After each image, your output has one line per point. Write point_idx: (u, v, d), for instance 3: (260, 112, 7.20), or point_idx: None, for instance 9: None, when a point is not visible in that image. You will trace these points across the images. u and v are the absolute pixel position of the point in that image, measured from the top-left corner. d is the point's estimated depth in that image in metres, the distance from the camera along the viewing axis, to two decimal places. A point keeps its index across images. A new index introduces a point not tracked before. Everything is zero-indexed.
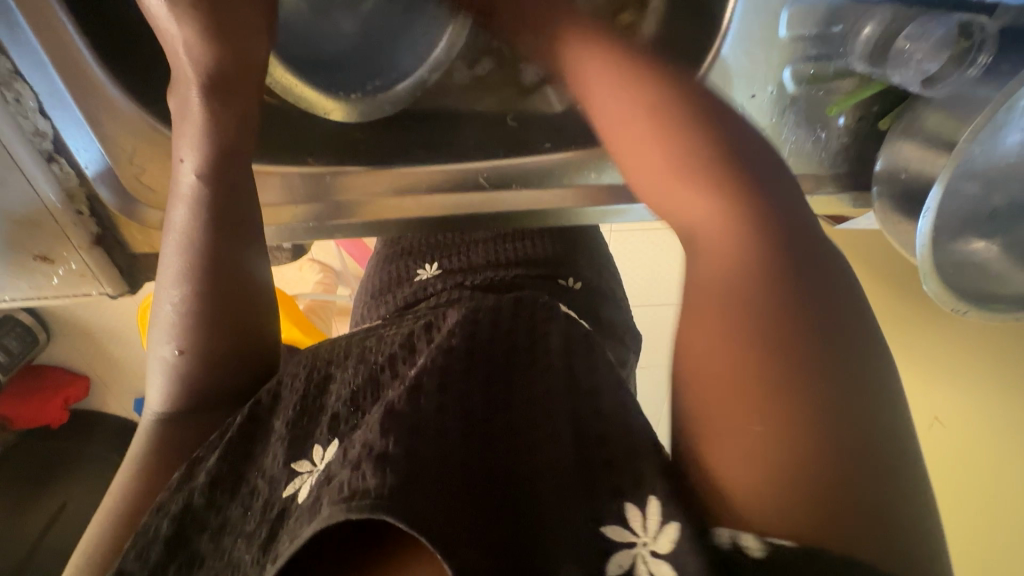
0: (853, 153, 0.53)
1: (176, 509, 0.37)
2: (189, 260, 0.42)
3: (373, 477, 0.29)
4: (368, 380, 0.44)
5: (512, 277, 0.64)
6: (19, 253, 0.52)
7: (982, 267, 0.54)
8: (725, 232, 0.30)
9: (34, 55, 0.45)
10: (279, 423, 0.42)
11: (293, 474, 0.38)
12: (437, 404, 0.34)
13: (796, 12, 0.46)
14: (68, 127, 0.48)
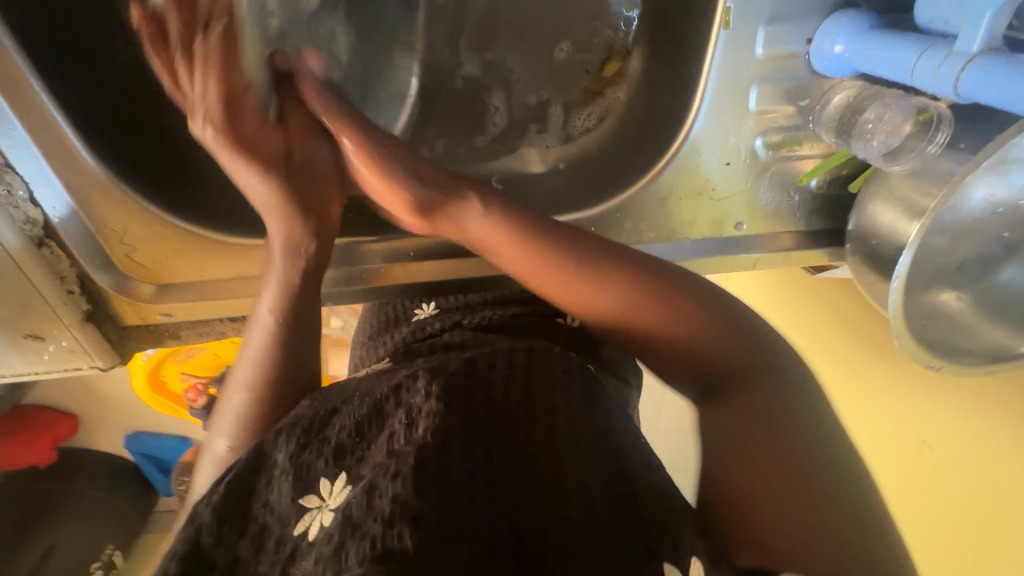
0: (826, 213, 0.55)
1: (183, 552, 0.41)
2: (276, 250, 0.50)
3: (409, 538, 0.34)
4: (374, 411, 0.47)
5: (511, 317, 0.63)
6: (11, 332, 0.52)
7: (950, 319, 0.56)
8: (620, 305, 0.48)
9: (24, 146, 0.46)
10: (280, 455, 0.45)
11: (302, 510, 0.41)
12: (466, 466, 0.40)
13: (765, 88, 0.48)
14: (56, 208, 0.49)
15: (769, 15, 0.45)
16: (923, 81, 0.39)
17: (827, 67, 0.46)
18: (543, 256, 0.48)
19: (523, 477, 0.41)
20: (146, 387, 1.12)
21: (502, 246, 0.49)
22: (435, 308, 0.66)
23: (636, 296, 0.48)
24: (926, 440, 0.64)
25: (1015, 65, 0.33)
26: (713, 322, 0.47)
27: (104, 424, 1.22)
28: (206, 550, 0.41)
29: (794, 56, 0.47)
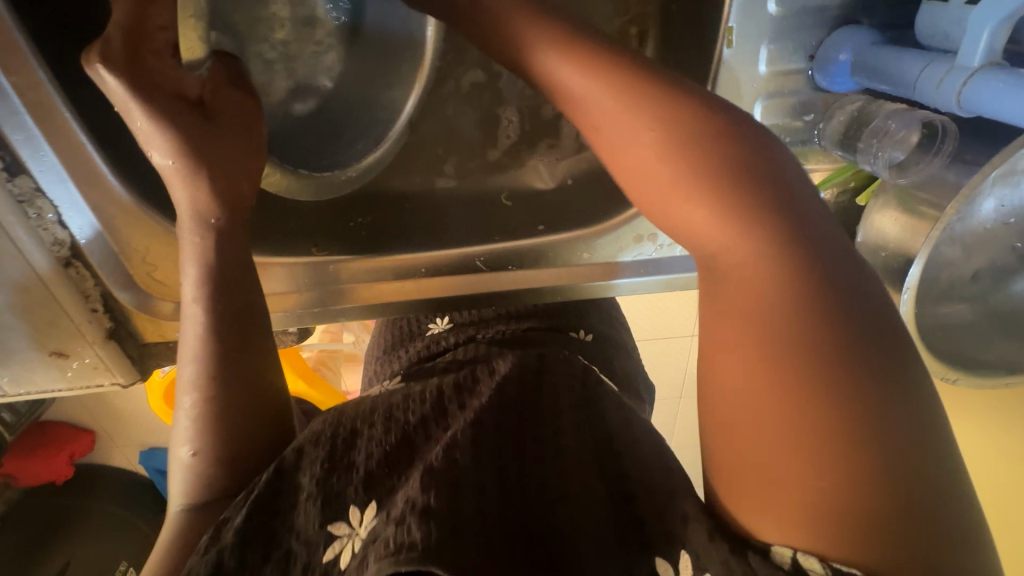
0: (837, 227, 0.55)
1: (206, 571, 0.39)
2: (209, 263, 0.45)
3: (418, 531, 0.36)
4: (403, 443, 0.48)
5: (523, 330, 0.64)
6: (38, 350, 0.54)
7: (967, 331, 0.56)
8: (726, 235, 0.28)
9: (56, 171, 0.48)
10: (306, 480, 0.45)
11: (332, 538, 0.42)
12: (474, 466, 0.42)
13: (769, 103, 0.48)
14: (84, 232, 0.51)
15: (773, 34, 0.46)
16: (927, 95, 0.39)
17: (831, 82, 0.46)
18: (678, 139, 0.29)
19: (530, 492, 0.43)
20: (161, 403, 1.13)
21: (588, 105, 0.32)
22: (449, 322, 0.67)
23: (702, 176, 0.28)
24: None
25: (1015, 79, 0.33)
26: (813, 279, 0.26)
27: (121, 438, 1.25)
28: (229, 572, 0.40)
29: (797, 73, 0.47)
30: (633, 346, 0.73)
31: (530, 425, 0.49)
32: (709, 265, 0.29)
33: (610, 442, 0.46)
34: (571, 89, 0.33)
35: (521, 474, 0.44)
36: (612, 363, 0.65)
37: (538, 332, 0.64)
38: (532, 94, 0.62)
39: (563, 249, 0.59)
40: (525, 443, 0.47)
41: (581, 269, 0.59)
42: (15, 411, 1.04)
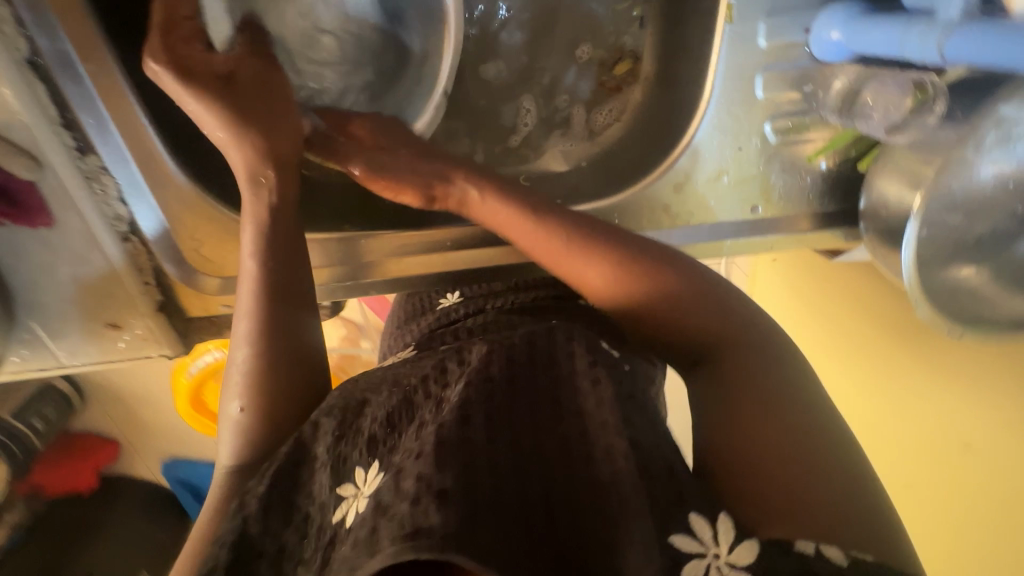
0: (837, 193, 0.58)
1: (232, 539, 0.43)
2: (263, 233, 0.51)
3: (436, 515, 0.38)
4: (403, 402, 0.50)
5: (532, 299, 0.66)
6: (94, 321, 0.58)
7: (972, 293, 0.58)
8: (614, 281, 0.55)
9: (118, 151, 0.52)
10: (319, 450, 0.48)
11: (340, 497, 0.45)
12: (485, 438, 0.44)
13: (769, 76, 0.52)
14: (147, 219, 0.56)
15: (768, 9, 0.50)
16: (913, 53, 0.42)
17: (825, 53, 0.50)
18: (581, 238, 0.55)
19: (543, 455, 0.45)
20: (189, 407, 1.17)
21: (538, 248, 0.56)
22: (460, 296, 0.69)
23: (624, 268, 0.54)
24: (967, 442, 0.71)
25: (991, 28, 0.37)
26: (692, 279, 0.55)
27: (146, 445, 1.28)
28: (253, 537, 0.43)
29: (796, 45, 0.51)
30: None
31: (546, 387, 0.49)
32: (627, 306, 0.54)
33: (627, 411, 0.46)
34: (498, 217, 0.57)
35: (534, 437, 0.46)
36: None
37: (547, 300, 0.66)
38: (547, 83, 0.67)
39: None
40: (540, 405, 0.48)
41: None
42: (45, 418, 1.08)
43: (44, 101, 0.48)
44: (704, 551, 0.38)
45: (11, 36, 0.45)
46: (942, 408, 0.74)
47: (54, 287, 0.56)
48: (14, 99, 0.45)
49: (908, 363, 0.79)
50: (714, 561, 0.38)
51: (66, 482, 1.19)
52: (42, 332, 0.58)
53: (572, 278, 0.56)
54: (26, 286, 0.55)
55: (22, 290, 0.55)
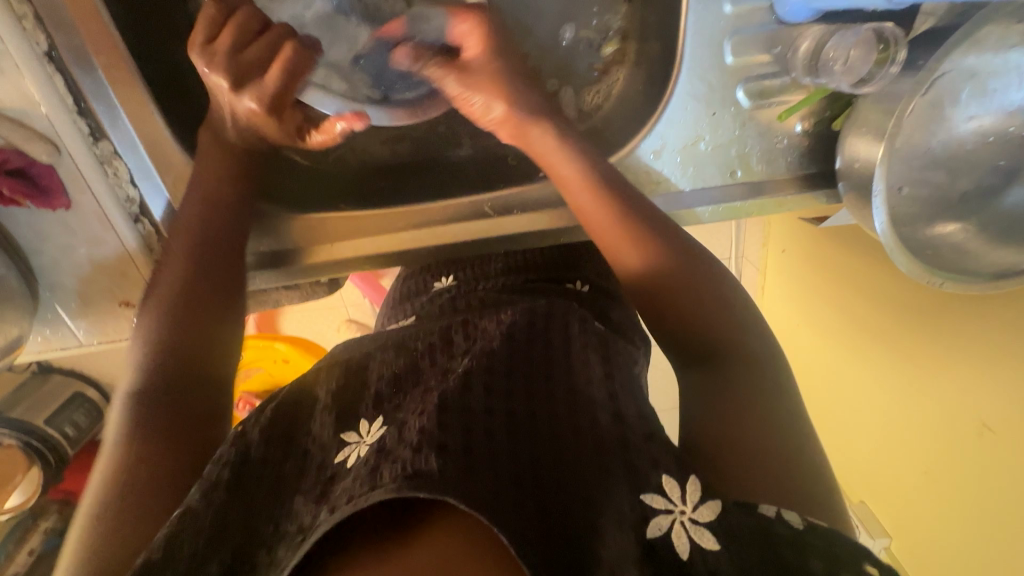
0: (814, 155, 0.59)
1: (234, 461, 0.45)
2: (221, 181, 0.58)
3: (436, 462, 0.38)
4: (411, 364, 0.53)
5: (523, 282, 0.68)
6: (108, 300, 0.62)
7: (953, 248, 0.58)
8: (655, 252, 0.54)
9: (129, 139, 0.57)
10: (323, 395, 0.51)
11: (344, 442, 0.46)
12: (485, 406, 0.44)
13: (737, 41, 0.54)
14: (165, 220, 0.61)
15: None
16: None
17: (790, 11, 0.52)
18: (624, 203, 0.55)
19: (536, 421, 0.45)
20: None
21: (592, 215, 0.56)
22: (452, 281, 0.70)
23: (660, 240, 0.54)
24: (987, 423, 0.71)
25: None
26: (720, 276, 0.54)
27: None
28: (252, 462, 0.46)
29: (761, 10, 0.52)
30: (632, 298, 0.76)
31: (541, 363, 0.51)
32: (661, 282, 0.53)
33: (615, 399, 0.48)
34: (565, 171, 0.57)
35: (528, 406, 0.46)
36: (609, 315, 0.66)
37: (538, 284, 0.68)
38: None
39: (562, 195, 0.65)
40: (534, 378, 0.49)
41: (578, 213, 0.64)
42: (77, 426, 1.02)
43: (61, 90, 0.52)
44: (670, 509, 0.39)
45: (32, 29, 0.49)
46: (962, 385, 0.75)
47: (73, 266, 0.60)
48: (34, 87, 0.50)
49: (934, 340, 0.79)
50: (679, 518, 0.38)
51: None
52: (63, 311, 0.63)
53: (608, 238, 0.56)
54: (48, 267, 0.60)
55: (44, 269, 0.60)
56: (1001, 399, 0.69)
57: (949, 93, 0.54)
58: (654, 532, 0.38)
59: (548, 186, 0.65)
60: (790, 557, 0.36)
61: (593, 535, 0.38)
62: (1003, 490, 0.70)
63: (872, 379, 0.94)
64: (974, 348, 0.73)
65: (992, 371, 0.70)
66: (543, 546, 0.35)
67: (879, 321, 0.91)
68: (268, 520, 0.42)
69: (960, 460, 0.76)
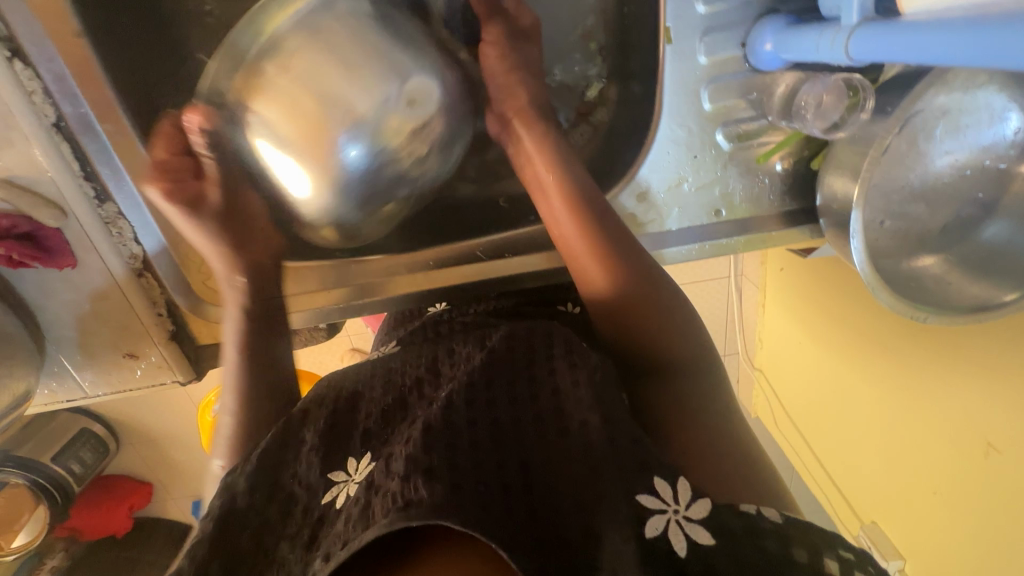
0: (797, 192, 0.61)
1: (217, 513, 0.48)
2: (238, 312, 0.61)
3: (425, 489, 0.40)
4: (398, 399, 0.55)
5: (513, 305, 0.67)
6: (114, 352, 0.64)
7: (935, 281, 0.59)
8: (614, 278, 0.57)
9: (132, 198, 0.59)
10: (309, 435, 0.53)
11: (330, 482, 0.49)
12: (472, 436, 0.46)
13: (713, 89, 0.56)
14: (150, 243, 0.61)
15: (704, 28, 0.53)
16: (825, 55, 0.44)
17: (761, 62, 0.53)
18: (587, 231, 0.57)
19: (526, 436, 0.47)
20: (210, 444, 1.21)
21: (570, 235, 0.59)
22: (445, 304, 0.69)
23: (619, 267, 0.57)
24: (992, 441, 0.71)
25: (885, 30, 0.38)
26: (672, 311, 0.57)
27: (172, 486, 1.34)
28: (239, 511, 0.48)
29: (734, 60, 0.54)
30: None
31: (525, 372, 0.52)
32: (621, 305, 0.56)
33: (600, 395, 0.48)
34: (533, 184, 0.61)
35: (514, 426, 0.48)
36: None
37: (528, 307, 0.67)
38: None
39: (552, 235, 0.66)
40: (520, 398, 0.50)
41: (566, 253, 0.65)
42: (82, 463, 1.15)
43: (68, 158, 0.54)
44: (664, 508, 0.39)
45: (41, 104, 0.52)
46: (968, 393, 0.75)
47: (79, 321, 0.62)
48: (46, 161, 0.53)
49: (949, 350, 0.78)
50: (673, 516, 0.39)
51: (104, 526, 1.30)
52: (68, 364, 0.64)
53: (577, 261, 0.58)
54: (53, 322, 0.61)
55: (49, 325, 0.62)
56: (1014, 409, 0.67)
57: (922, 132, 0.55)
58: (651, 532, 0.38)
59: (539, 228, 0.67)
60: (774, 550, 0.37)
61: (593, 541, 0.40)
62: (1011, 504, 0.69)
63: (872, 388, 0.94)
64: (989, 357, 0.71)
65: (1007, 386, 0.68)
66: (535, 554, 0.38)
67: (891, 330, 0.89)
68: (255, 569, 0.46)
69: (963, 473, 0.76)
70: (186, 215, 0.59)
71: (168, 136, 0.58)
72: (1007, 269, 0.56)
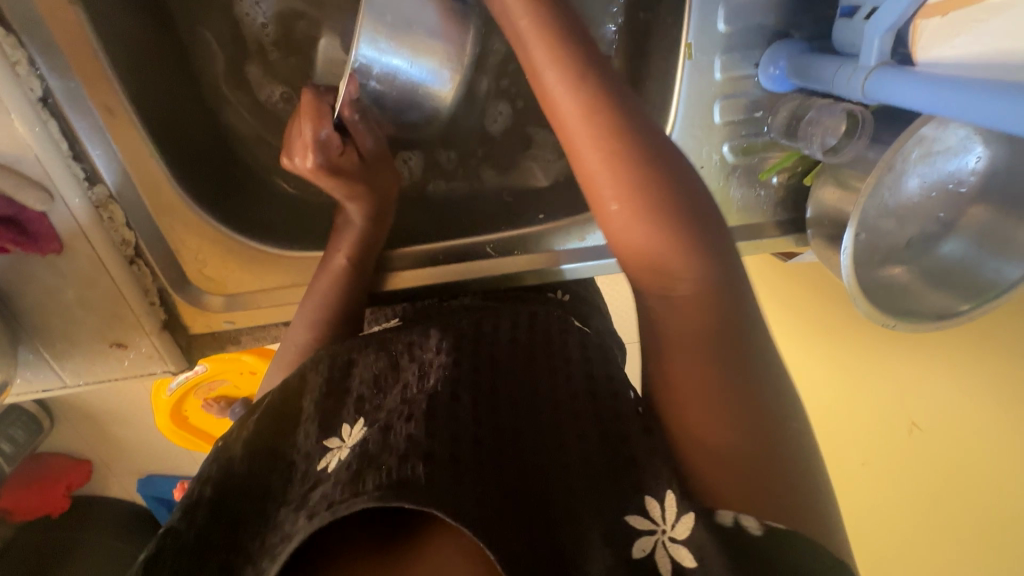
0: (787, 204, 0.65)
1: (216, 478, 0.49)
2: (353, 242, 0.61)
3: (421, 470, 0.39)
4: (389, 365, 0.54)
5: (507, 290, 0.66)
6: (99, 340, 0.61)
7: (902, 289, 0.66)
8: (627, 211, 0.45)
9: (125, 180, 0.55)
10: (307, 404, 0.53)
11: (326, 449, 0.48)
12: (472, 417, 0.45)
13: (726, 104, 0.58)
14: (134, 216, 0.57)
15: (724, 47, 0.55)
16: (841, 90, 0.47)
17: (770, 82, 0.55)
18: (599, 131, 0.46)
19: (523, 430, 0.46)
20: (169, 423, 1.16)
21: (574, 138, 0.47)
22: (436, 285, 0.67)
23: (650, 194, 0.45)
24: (916, 420, 0.78)
25: (904, 75, 0.41)
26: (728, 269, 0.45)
27: (117, 461, 1.27)
28: (234, 476, 0.49)
29: (746, 78, 0.57)
30: (605, 310, 0.77)
31: (532, 360, 0.53)
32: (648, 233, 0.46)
33: (592, 378, 0.51)
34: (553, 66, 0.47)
35: (512, 411, 0.47)
36: (588, 321, 0.69)
37: (522, 292, 0.66)
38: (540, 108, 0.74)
39: (559, 231, 0.68)
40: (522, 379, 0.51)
41: (573, 249, 0.67)
42: (14, 441, 1.08)
43: (55, 136, 0.50)
44: (653, 529, 0.40)
45: (26, 76, 0.48)
46: (910, 377, 0.80)
47: (58, 306, 0.57)
48: (31, 138, 0.48)
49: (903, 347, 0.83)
50: (660, 537, 0.40)
51: (37, 506, 1.21)
52: (46, 353, 0.60)
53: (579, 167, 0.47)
54: (29, 307, 0.57)
55: (26, 312, 0.57)
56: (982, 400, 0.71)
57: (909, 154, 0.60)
58: (638, 554, 0.39)
59: (546, 226, 0.68)
60: None
61: (581, 545, 0.40)
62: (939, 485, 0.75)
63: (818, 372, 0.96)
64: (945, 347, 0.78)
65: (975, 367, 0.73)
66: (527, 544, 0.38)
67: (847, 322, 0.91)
68: (253, 534, 0.46)
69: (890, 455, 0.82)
70: (354, 175, 0.58)
71: (314, 121, 0.56)
72: (962, 282, 0.64)
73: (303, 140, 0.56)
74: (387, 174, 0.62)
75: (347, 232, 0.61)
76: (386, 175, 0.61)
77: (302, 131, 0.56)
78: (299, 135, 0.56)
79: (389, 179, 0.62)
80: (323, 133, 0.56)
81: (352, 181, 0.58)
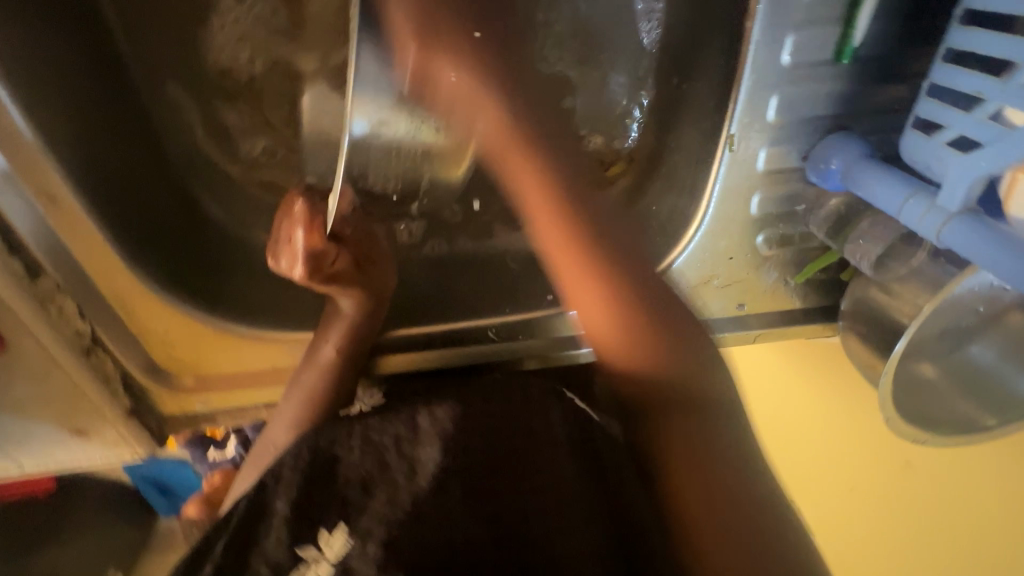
0: (822, 295, 0.59)
1: None
2: (347, 335, 0.57)
3: None
4: (375, 465, 0.49)
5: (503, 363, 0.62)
6: (58, 429, 0.55)
7: (931, 390, 0.60)
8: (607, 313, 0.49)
9: (74, 267, 0.48)
10: (281, 506, 0.48)
11: (301, 559, 0.47)
12: (462, 534, 0.46)
13: (764, 197, 0.51)
14: (88, 303, 0.50)
15: (769, 140, 0.48)
16: (908, 223, 0.41)
17: (822, 180, 0.47)
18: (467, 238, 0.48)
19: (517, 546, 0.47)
20: None
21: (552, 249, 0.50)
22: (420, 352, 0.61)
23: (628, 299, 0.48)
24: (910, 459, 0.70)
25: (995, 238, 0.35)
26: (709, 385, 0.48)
27: None
28: None
29: (789, 171, 0.50)
30: None
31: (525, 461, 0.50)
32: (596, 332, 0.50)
33: (588, 490, 0.50)
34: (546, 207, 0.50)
35: (501, 524, 0.47)
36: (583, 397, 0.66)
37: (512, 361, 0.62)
38: None
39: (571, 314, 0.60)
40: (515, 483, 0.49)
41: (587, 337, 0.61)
42: None
43: None
44: None
45: None
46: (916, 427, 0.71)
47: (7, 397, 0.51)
48: None
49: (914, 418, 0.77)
50: None
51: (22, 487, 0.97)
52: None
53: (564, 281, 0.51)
54: None
55: None
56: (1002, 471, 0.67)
57: None
58: None
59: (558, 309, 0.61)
60: None
61: None
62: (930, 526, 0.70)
63: None
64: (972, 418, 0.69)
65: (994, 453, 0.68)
66: None
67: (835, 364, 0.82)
68: None
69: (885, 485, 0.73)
70: (348, 279, 0.54)
71: (306, 227, 0.51)
72: (986, 391, 0.60)
73: (292, 246, 0.52)
74: (383, 266, 0.57)
75: (339, 322, 0.57)
76: (381, 264, 0.57)
77: (292, 237, 0.51)
78: (287, 240, 0.52)
79: (385, 269, 0.57)
80: (316, 244, 0.51)
81: (350, 282, 0.54)
